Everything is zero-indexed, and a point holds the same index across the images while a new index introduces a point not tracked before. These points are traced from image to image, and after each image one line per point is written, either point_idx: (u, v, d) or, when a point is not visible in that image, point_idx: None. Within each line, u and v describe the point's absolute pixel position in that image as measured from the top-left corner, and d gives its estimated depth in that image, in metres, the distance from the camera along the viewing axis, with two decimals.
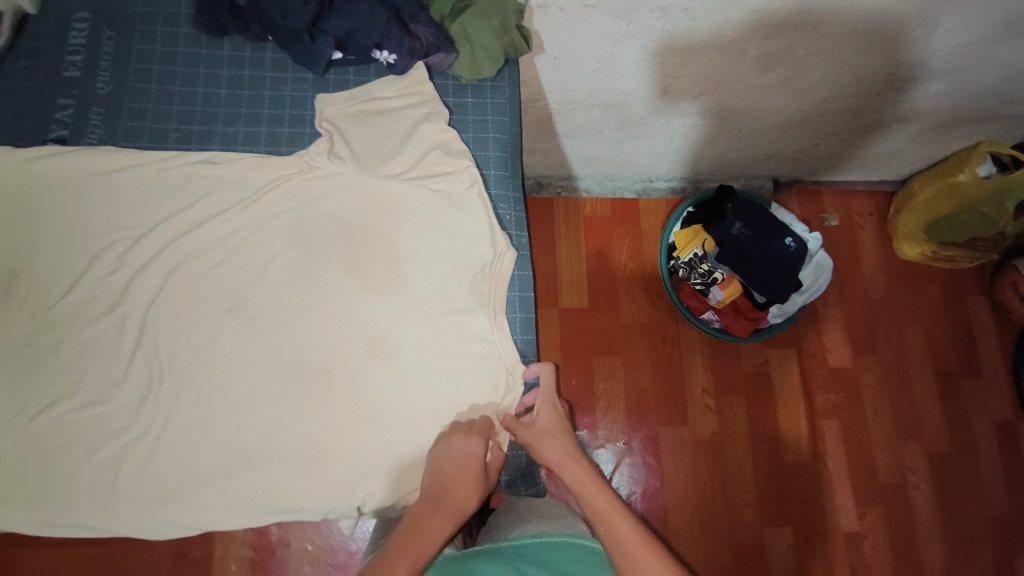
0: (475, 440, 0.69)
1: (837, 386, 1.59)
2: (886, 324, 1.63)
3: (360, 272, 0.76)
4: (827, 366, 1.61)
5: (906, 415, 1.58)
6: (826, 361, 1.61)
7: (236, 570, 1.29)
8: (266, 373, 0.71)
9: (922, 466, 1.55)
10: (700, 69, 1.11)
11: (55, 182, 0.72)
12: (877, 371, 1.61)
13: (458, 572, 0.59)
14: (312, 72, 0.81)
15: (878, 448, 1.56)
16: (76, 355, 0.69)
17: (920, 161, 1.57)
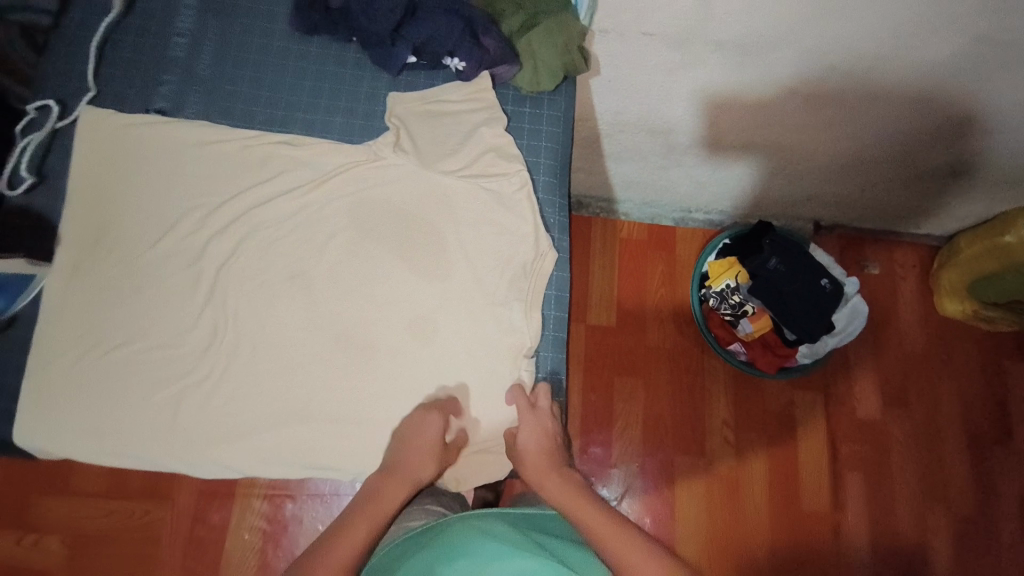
0: (436, 417, 0.73)
1: (864, 437, 1.56)
2: (919, 379, 1.60)
3: (412, 257, 0.81)
4: (854, 415, 1.58)
5: (933, 476, 1.53)
6: (854, 410, 1.58)
7: (249, 539, 1.35)
8: (316, 339, 0.77)
9: (945, 530, 1.50)
10: (749, 103, 1.15)
11: (153, 146, 0.80)
12: (907, 426, 1.57)
13: (475, 523, 0.70)
14: (388, 72, 0.88)
15: (901, 506, 1.51)
16: (150, 302, 0.75)
17: (968, 217, 1.56)
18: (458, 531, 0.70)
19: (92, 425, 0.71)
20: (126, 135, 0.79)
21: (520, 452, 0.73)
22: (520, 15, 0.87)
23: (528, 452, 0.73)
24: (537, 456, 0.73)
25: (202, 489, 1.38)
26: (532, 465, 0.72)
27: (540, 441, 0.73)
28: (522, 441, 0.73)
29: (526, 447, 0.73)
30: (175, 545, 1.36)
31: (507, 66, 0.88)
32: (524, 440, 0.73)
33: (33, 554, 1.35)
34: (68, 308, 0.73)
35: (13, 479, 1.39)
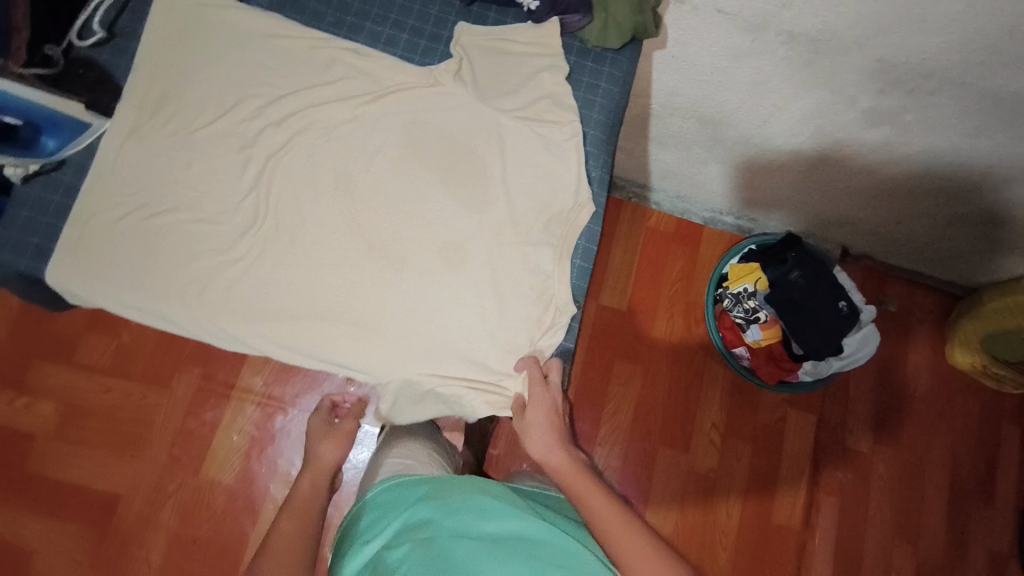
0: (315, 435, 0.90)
1: (847, 466, 1.58)
2: (913, 423, 1.60)
3: (454, 184, 0.83)
4: (843, 443, 1.59)
5: (908, 518, 1.55)
6: (843, 438, 1.59)
7: (238, 442, 1.39)
8: (349, 245, 0.79)
9: (909, 571, 1.52)
10: (808, 105, 1.14)
11: (226, 30, 0.82)
12: (891, 465, 1.58)
13: (472, 486, 0.76)
14: (459, 0, 0.89)
15: (871, 539, 1.54)
16: (201, 176, 0.78)
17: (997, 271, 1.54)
18: (458, 490, 0.75)
19: (124, 279, 0.74)
20: (203, 15, 0.81)
21: (529, 425, 0.76)
22: None
23: (535, 428, 0.76)
24: (543, 432, 0.76)
25: (199, 384, 1.42)
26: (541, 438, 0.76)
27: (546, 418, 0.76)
28: (530, 416, 0.76)
29: (534, 420, 0.76)
30: (165, 432, 1.41)
31: (578, 15, 0.89)
32: (533, 416, 0.76)
33: (26, 416, 1.40)
34: (120, 165, 0.76)
35: (21, 341, 1.44)
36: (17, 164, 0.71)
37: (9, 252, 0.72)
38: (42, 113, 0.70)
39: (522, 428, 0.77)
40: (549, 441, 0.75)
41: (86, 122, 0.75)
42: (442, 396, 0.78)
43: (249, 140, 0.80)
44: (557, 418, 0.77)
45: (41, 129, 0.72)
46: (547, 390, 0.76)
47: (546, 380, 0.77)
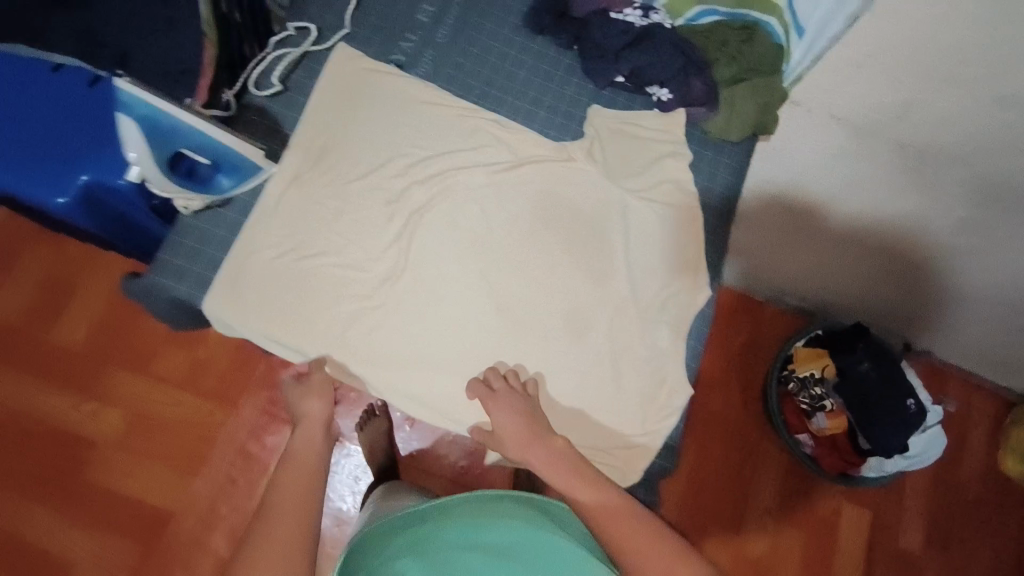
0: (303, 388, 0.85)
1: (898, 566, 1.55)
2: (968, 530, 1.58)
3: (584, 257, 0.88)
4: (895, 544, 1.56)
5: None
6: (896, 538, 1.57)
7: None
8: (480, 304, 0.84)
9: None
10: (904, 207, 1.15)
11: (385, 92, 0.89)
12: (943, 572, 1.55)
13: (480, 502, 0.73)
14: (594, 84, 0.94)
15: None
16: (350, 226, 0.84)
17: None
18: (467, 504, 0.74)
19: (279, 313, 0.80)
20: (366, 79, 0.89)
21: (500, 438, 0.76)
22: (733, 68, 0.91)
23: (507, 437, 0.76)
24: (513, 438, 0.76)
25: (263, 406, 1.44)
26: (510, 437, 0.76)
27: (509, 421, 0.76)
28: (498, 428, 0.77)
29: (501, 430, 0.76)
30: (225, 450, 1.42)
31: (703, 108, 0.94)
32: (499, 426, 0.76)
33: (90, 422, 1.40)
34: (280, 209, 0.82)
35: (96, 347, 1.44)
36: (189, 194, 0.76)
37: (173, 279, 0.78)
38: (219, 152, 0.76)
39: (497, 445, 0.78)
40: (524, 442, 0.75)
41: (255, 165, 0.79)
42: None
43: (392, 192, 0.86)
44: (527, 418, 0.76)
45: (216, 166, 0.78)
46: (503, 395, 0.78)
47: (500, 389, 0.78)
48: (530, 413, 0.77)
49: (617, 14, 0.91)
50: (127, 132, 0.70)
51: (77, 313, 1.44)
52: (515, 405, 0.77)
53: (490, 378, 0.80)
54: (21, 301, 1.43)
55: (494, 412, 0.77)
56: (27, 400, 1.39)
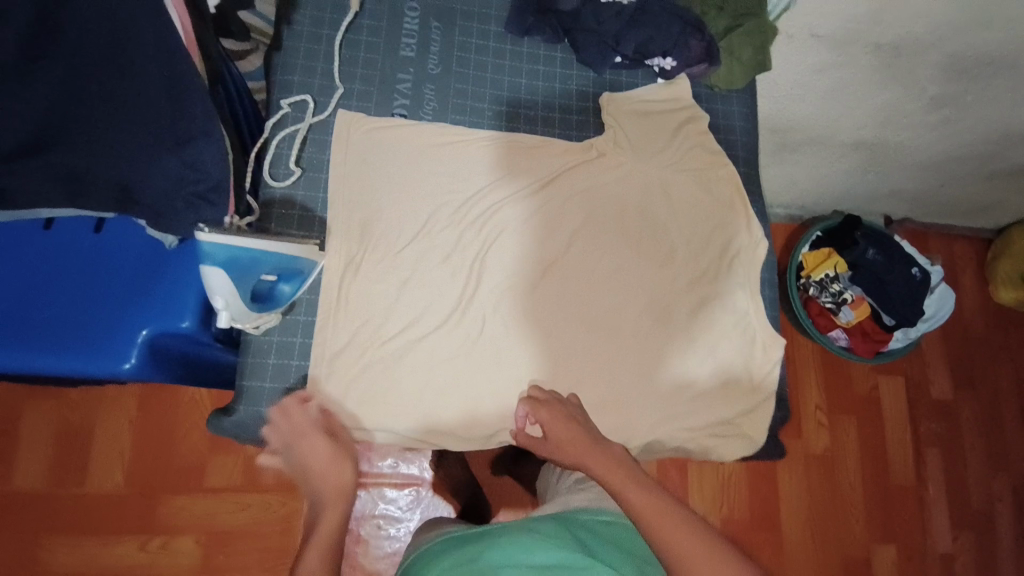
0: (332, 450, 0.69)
1: (939, 415, 1.74)
2: (982, 362, 1.79)
3: (648, 246, 0.88)
4: (931, 397, 1.74)
5: (997, 447, 1.76)
6: (930, 392, 1.75)
7: None
8: (570, 325, 0.83)
9: (1008, 496, 1.74)
10: (877, 102, 1.24)
11: (402, 145, 0.85)
12: (975, 406, 1.77)
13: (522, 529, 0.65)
14: (595, 71, 0.94)
15: (971, 477, 1.73)
16: (417, 292, 0.80)
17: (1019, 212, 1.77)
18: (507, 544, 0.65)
19: (377, 403, 0.76)
20: (378, 137, 0.85)
21: (551, 449, 0.71)
22: (725, 18, 0.92)
23: (559, 449, 0.71)
24: (569, 450, 0.69)
25: None
26: (567, 442, 0.69)
27: (563, 429, 0.71)
28: (550, 434, 0.72)
29: (555, 441, 0.71)
30: None
31: (703, 65, 0.94)
32: (553, 437, 0.71)
33: (166, 559, 1.14)
34: (346, 300, 0.78)
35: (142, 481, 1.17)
36: (264, 313, 0.72)
37: (270, 403, 0.73)
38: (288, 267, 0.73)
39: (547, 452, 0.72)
40: (579, 444, 0.69)
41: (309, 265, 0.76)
42: (689, 447, 0.82)
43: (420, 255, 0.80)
44: (579, 427, 0.71)
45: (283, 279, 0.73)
46: (553, 407, 0.74)
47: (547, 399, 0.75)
48: (582, 420, 0.73)
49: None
50: (218, 280, 0.65)
51: (106, 452, 1.16)
52: (566, 415, 0.73)
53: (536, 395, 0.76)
54: (37, 463, 1.14)
55: (546, 423, 0.73)
56: (85, 566, 1.11)
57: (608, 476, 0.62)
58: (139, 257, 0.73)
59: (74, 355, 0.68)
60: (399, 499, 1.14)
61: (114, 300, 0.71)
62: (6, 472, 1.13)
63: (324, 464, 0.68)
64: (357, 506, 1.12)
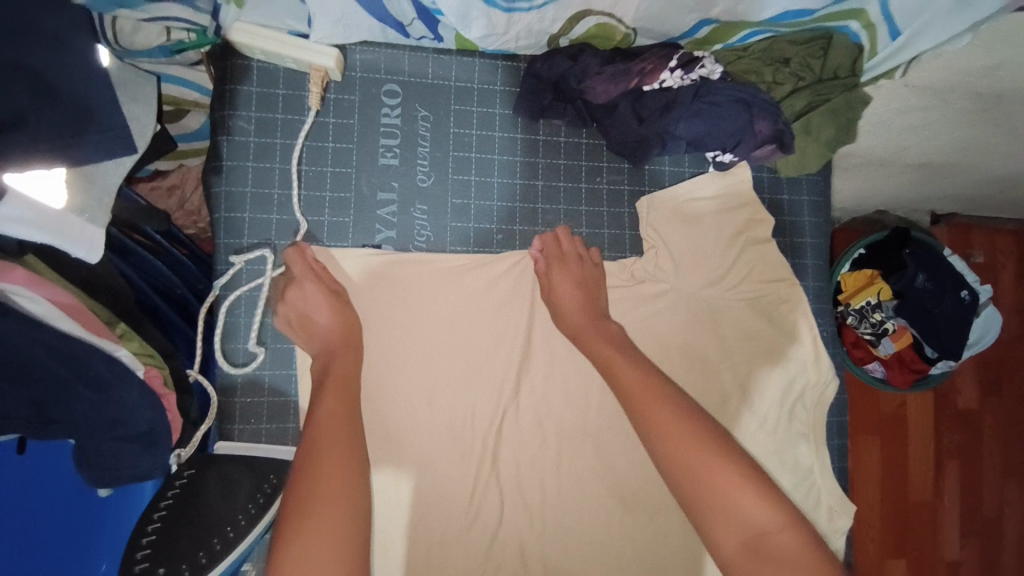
0: (329, 308, 0.63)
1: (961, 426, 1.65)
2: (1010, 369, 1.68)
3: (694, 395, 0.73)
4: (956, 408, 1.65)
5: (1013, 454, 1.69)
6: (955, 403, 1.65)
7: None
8: (606, 504, 0.71)
9: (1017, 501, 1.69)
10: (961, 136, 1.03)
11: (386, 292, 0.68)
12: (998, 414, 1.68)
13: None
14: (631, 164, 0.73)
15: (987, 487, 1.67)
16: (424, 482, 0.68)
17: None
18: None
19: None
20: (362, 305, 0.67)
21: (559, 308, 0.68)
22: (803, 95, 0.70)
23: (569, 315, 0.68)
24: (573, 311, 0.67)
25: None
26: (570, 322, 0.67)
27: (579, 297, 0.68)
28: (557, 300, 0.68)
29: (563, 293, 0.68)
30: None
31: (771, 148, 0.72)
32: (561, 292, 0.67)
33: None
34: None
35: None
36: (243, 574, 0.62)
37: None
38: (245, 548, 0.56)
39: (551, 300, 0.68)
40: (584, 319, 0.67)
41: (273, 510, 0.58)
42: None
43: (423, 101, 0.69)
44: (587, 295, 0.68)
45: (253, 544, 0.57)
46: (571, 267, 0.68)
47: (557, 257, 0.69)
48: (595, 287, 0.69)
49: (651, 86, 0.67)
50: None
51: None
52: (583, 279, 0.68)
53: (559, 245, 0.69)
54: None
55: (556, 276, 0.68)
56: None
57: (604, 356, 0.65)
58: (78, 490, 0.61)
59: None
60: None
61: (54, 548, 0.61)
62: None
63: (331, 324, 0.62)
64: None
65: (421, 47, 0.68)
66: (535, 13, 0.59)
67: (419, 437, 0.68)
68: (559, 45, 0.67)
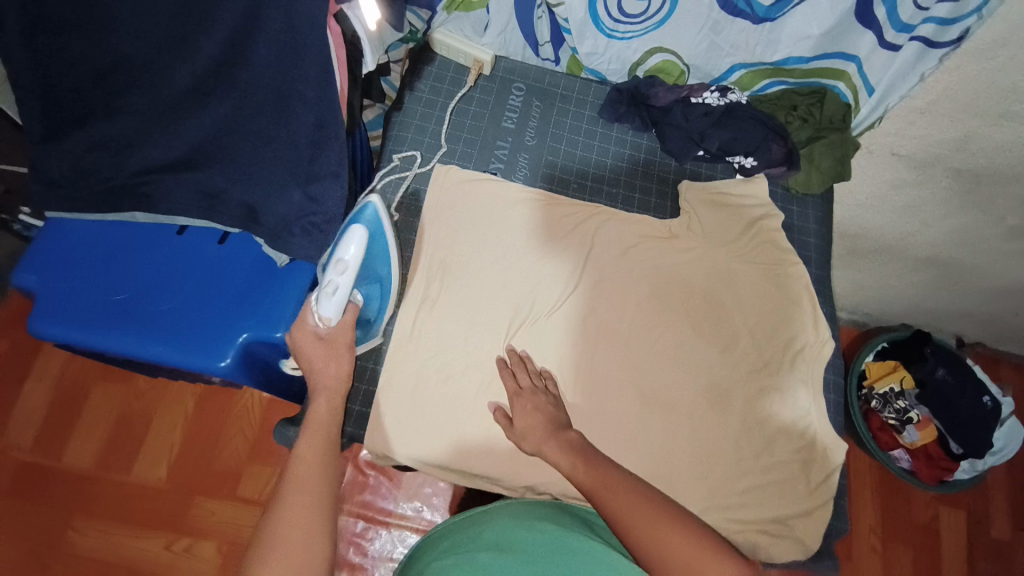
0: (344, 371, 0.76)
1: (996, 558, 1.29)
2: None
3: (706, 324, 0.91)
4: (989, 537, 1.31)
5: None
6: (989, 530, 1.31)
7: None
8: (622, 397, 0.85)
9: None
10: (954, 225, 1.06)
11: (484, 199, 0.93)
12: None
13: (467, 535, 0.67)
14: (676, 160, 1.01)
15: None
16: (484, 337, 0.86)
17: None
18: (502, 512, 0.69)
19: (431, 434, 0.81)
20: (466, 201, 0.93)
21: (518, 432, 0.76)
22: (808, 128, 0.98)
23: (532, 437, 0.75)
24: (531, 432, 0.76)
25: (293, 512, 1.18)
26: (531, 427, 0.76)
27: (607, 238, 0.93)
28: (518, 423, 0.77)
29: (522, 425, 0.77)
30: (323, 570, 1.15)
31: (783, 167, 0.99)
32: (519, 420, 0.77)
33: (186, 563, 1.17)
34: (419, 332, 0.85)
35: (183, 475, 1.23)
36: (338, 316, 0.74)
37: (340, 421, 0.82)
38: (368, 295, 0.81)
39: (513, 437, 0.77)
40: (543, 434, 0.75)
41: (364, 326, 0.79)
42: (735, 542, 0.80)
43: (462, 230, 0.91)
44: (547, 415, 0.77)
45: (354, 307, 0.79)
46: (528, 394, 0.79)
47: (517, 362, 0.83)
48: (554, 410, 0.78)
49: (697, 99, 0.96)
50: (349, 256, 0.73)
51: (157, 444, 1.24)
52: (539, 404, 0.78)
53: (514, 377, 0.81)
54: (89, 444, 1.23)
55: (518, 411, 0.78)
56: (108, 550, 1.16)
57: (567, 462, 0.71)
58: (256, 268, 0.82)
59: (182, 347, 0.76)
60: None
61: (223, 305, 0.80)
62: (60, 448, 1.22)
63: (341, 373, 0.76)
64: (378, 543, 1.15)
65: (544, 67, 1.03)
66: (624, 43, 0.93)
67: (487, 305, 0.88)
68: (635, 74, 0.99)
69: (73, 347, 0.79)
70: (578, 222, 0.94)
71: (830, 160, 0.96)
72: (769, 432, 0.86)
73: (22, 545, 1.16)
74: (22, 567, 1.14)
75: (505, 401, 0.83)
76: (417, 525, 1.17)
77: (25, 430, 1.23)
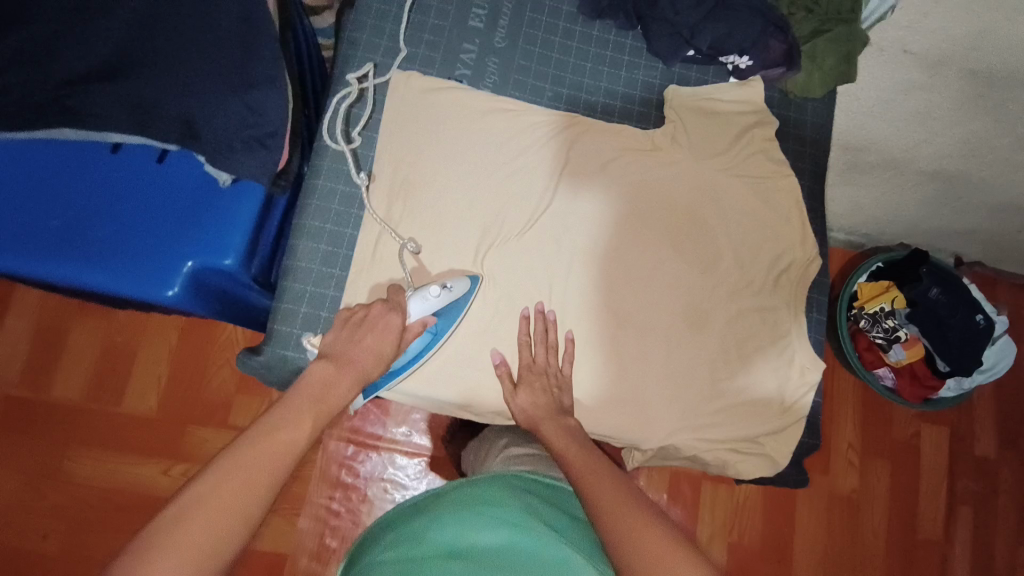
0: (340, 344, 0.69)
1: (977, 475, 1.32)
2: None
3: (685, 242, 0.85)
4: (969, 453, 1.33)
5: None
6: (969, 446, 1.33)
7: (310, 525, 1.15)
8: (596, 319, 0.82)
9: None
10: (965, 133, 0.96)
11: (447, 110, 0.85)
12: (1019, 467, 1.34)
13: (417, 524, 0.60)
14: (663, 63, 0.91)
15: (1002, 545, 1.31)
16: (450, 259, 0.81)
17: None
18: (454, 501, 0.61)
19: None
20: (431, 113, 0.85)
21: (515, 400, 0.75)
22: (812, 22, 0.88)
23: (532, 413, 0.74)
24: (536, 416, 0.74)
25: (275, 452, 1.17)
26: (537, 411, 0.74)
27: (586, 153, 0.86)
28: (519, 400, 0.76)
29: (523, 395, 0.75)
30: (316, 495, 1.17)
31: (781, 69, 0.89)
32: (522, 396, 0.75)
33: None
34: (380, 257, 0.80)
35: (172, 406, 1.24)
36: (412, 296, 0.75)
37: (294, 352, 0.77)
38: (414, 352, 0.76)
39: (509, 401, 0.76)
40: (545, 414, 0.73)
41: (399, 289, 0.76)
42: (704, 459, 0.82)
43: (425, 145, 0.84)
44: (555, 400, 0.75)
45: (401, 288, 0.76)
46: (538, 374, 0.77)
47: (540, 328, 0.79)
48: (559, 394, 0.76)
49: None
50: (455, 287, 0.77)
51: (142, 377, 1.24)
52: (547, 386, 0.77)
53: (531, 347, 0.79)
54: (75, 379, 1.23)
55: (524, 382, 0.77)
56: (104, 477, 1.19)
57: (559, 443, 0.69)
58: (203, 189, 0.77)
59: (130, 275, 0.72)
60: (408, 467, 1.19)
61: (171, 230, 0.75)
62: (42, 384, 1.22)
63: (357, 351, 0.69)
64: (368, 466, 1.18)
65: None
66: None
67: (454, 227, 0.82)
68: None
69: (18, 276, 0.75)
70: (555, 135, 0.86)
71: (833, 58, 0.86)
72: (749, 353, 0.83)
73: (22, 474, 1.18)
74: (25, 493, 1.18)
75: (509, 351, 0.80)
76: (405, 449, 1.19)
77: (9, 366, 1.22)
